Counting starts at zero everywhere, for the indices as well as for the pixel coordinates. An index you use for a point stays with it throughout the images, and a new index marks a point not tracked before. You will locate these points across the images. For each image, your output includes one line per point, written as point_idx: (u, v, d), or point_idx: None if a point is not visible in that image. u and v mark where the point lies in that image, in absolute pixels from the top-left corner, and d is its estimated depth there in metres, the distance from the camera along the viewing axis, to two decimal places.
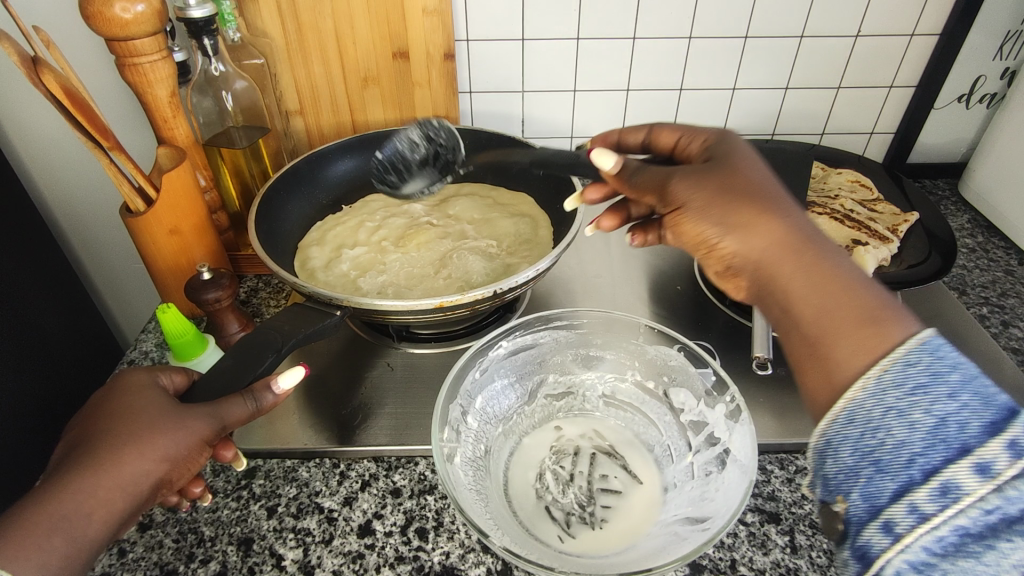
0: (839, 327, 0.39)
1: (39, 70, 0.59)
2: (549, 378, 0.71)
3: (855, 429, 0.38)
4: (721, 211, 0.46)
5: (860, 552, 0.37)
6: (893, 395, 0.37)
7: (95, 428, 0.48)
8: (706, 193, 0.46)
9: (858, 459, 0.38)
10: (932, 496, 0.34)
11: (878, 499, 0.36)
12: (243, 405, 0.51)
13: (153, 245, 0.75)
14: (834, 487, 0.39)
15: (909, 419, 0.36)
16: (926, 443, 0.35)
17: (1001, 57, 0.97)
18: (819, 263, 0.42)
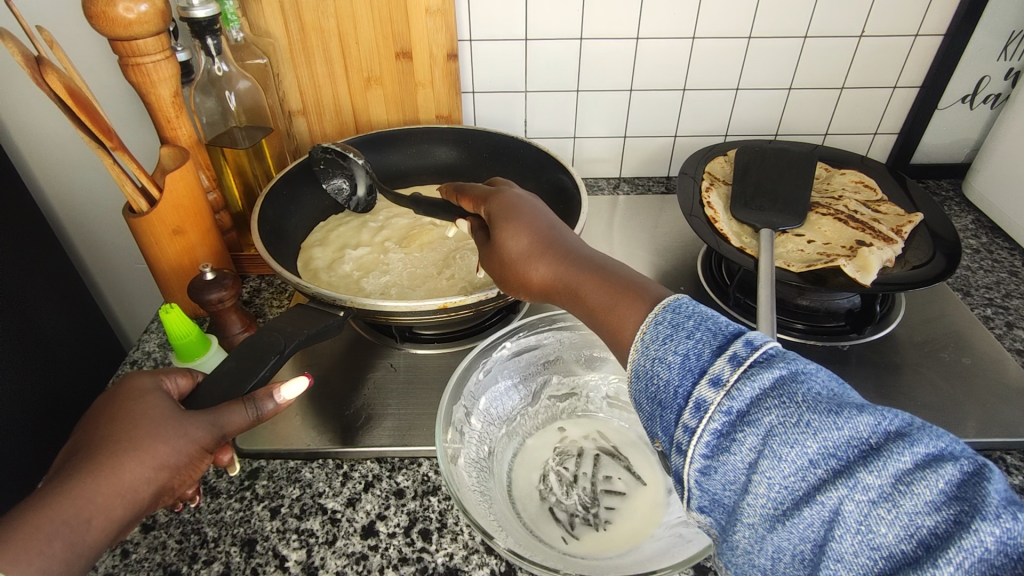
0: (610, 315, 0.45)
1: (42, 70, 0.59)
2: (553, 378, 0.71)
3: (640, 382, 0.40)
4: (508, 270, 0.54)
5: (675, 478, 0.39)
6: (654, 347, 0.40)
7: (97, 432, 0.47)
8: (494, 262, 0.56)
9: (652, 405, 0.39)
10: (692, 414, 0.37)
11: (670, 429, 0.38)
12: (244, 413, 0.51)
13: (154, 244, 0.75)
14: (647, 433, 0.40)
15: (667, 362, 0.39)
16: (681, 374, 0.38)
17: (1005, 57, 0.96)
18: (585, 273, 0.49)
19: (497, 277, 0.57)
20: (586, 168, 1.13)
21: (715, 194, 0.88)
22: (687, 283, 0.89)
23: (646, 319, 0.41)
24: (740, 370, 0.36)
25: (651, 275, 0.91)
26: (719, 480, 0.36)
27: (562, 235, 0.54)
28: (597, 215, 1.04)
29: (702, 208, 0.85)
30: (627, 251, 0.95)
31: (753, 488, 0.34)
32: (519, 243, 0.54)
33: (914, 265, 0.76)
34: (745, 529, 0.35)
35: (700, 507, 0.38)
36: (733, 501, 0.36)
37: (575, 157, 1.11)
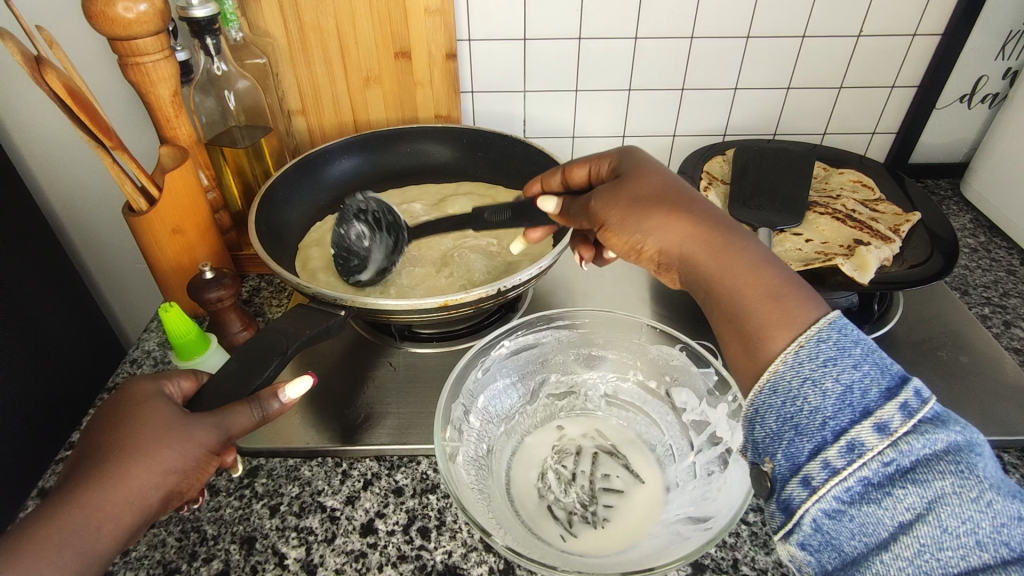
0: (756, 307, 0.44)
1: (42, 69, 0.59)
2: (551, 377, 0.71)
3: (777, 398, 0.41)
4: (635, 219, 0.52)
5: (785, 505, 0.41)
6: (809, 367, 0.41)
7: (102, 439, 0.48)
8: (619, 204, 0.53)
9: (782, 424, 0.41)
10: (841, 453, 0.38)
11: (798, 458, 0.40)
12: (249, 414, 0.52)
13: (155, 245, 0.75)
14: (760, 451, 0.42)
15: (821, 388, 0.40)
16: (836, 407, 0.39)
17: (1003, 57, 0.97)
18: (729, 247, 0.47)
19: (607, 224, 0.54)
20: None
21: (714, 193, 0.89)
22: None
23: (805, 333, 0.41)
24: (910, 423, 0.38)
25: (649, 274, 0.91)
26: (852, 528, 0.39)
27: (705, 208, 0.51)
28: None
29: None
30: None
31: (896, 548, 0.37)
32: (651, 201, 0.52)
33: (911, 264, 0.76)
34: None
35: (802, 543, 0.41)
36: (855, 548, 0.39)
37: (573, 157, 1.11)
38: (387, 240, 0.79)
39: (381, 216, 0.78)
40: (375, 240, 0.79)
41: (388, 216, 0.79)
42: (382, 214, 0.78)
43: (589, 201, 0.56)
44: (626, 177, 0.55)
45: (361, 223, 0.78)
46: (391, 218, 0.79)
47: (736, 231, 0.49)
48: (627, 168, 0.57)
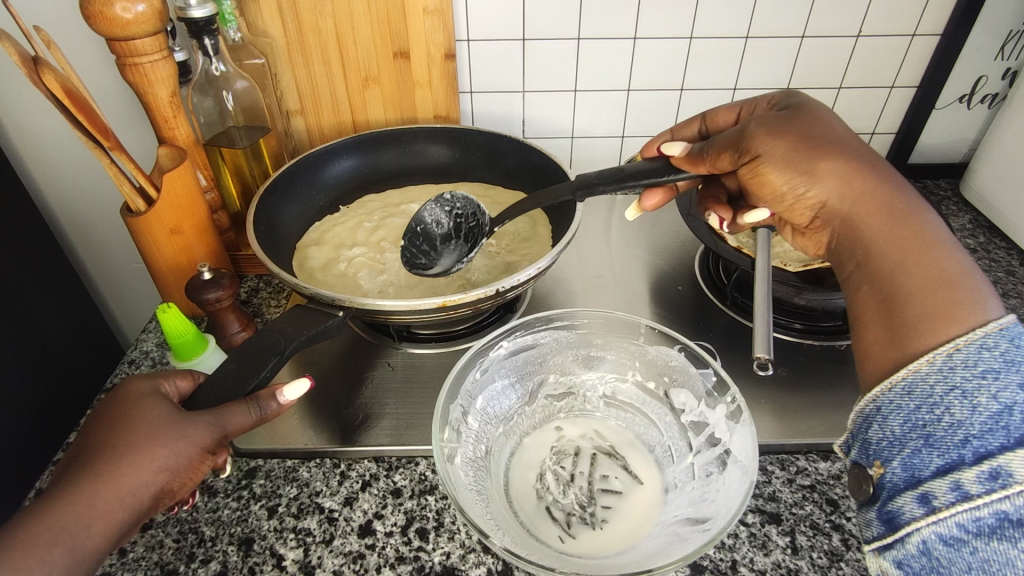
0: (918, 287, 0.47)
1: (39, 69, 0.59)
2: (549, 378, 0.71)
3: (912, 401, 0.45)
4: (807, 162, 0.56)
5: (892, 515, 0.45)
6: (961, 375, 0.43)
7: (96, 437, 0.48)
8: (787, 145, 0.57)
9: (911, 429, 0.45)
10: (980, 478, 0.40)
11: (921, 471, 0.43)
12: (247, 413, 0.51)
13: (152, 245, 0.75)
14: (881, 454, 0.46)
15: (973, 401, 0.42)
16: (984, 427, 0.41)
17: (1002, 56, 0.97)
18: (901, 216, 0.52)
19: (764, 161, 0.57)
20: (584, 168, 1.13)
21: None
22: (685, 283, 0.89)
23: (966, 334, 0.44)
24: None
25: (649, 274, 0.91)
26: (971, 556, 0.41)
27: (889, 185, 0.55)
28: (595, 213, 1.04)
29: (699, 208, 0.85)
30: (625, 251, 0.95)
31: None
32: (822, 152, 0.56)
33: None
34: None
35: (899, 559, 0.45)
36: None
37: (572, 157, 1.11)
38: (462, 245, 0.81)
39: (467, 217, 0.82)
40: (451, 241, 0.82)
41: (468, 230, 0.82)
42: (466, 226, 0.82)
43: (747, 131, 0.59)
44: (799, 122, 0.58)
45: (448, 212, 0.83)
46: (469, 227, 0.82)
47: (922, 208, 0.52)
48: (800, 110, 0.61)
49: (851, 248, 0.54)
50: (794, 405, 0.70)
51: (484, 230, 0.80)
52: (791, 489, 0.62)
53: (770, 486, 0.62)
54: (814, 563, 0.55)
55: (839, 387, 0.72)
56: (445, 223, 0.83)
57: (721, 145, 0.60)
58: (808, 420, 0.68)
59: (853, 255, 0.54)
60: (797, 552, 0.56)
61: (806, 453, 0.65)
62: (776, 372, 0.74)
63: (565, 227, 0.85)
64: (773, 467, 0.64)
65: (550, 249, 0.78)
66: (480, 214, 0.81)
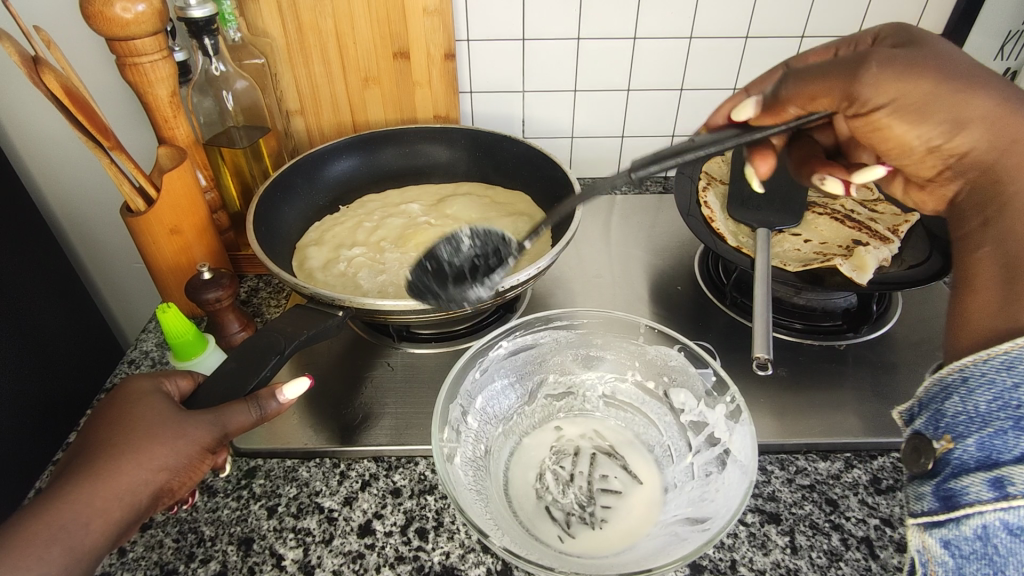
0: None
1: (39, 69, 0.59)
2: (549, 378, 0.71)
3: (1008, 377, 0.38)
4: (933, 107, 0.48)
5: (952, 494, 0.39)
6: None
7: (96, 436, 0.48)
8: (921, 88, 0.48)
9: (996, 407, 0.38)
10: None
11: (999, 454, 0.37)
12: (247, 412, 0.51)
13: (152, 245, 0.75)
14: (950, 425, 0.40)
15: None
16: None
17: (1002, 56, 0.96)
18: None
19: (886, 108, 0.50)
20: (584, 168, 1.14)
21: (712, 193, 0.88)
22: (685, 283, 0.89)
23: None
24: None
25: (649, 274, 0.91)
26: None
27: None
28: (595, 213, 1.04)
29: (699, 207, 0.84)
30: (625, 251, 0.96)
31: None
32: (960, 94, 0.48)
33: (911, 264, 0.76)
34: None
35: (947, 538, 0.40)
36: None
37: (572, 157, 1.12)
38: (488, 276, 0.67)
39: (497, 243, 0.70)
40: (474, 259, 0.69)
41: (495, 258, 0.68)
42: (493, 255, 0.69)
43: (859, 72, 0.49)
44: (927, 54, 0.49)
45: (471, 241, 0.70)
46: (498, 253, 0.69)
47: None
48: (920, 42, 0.51)
49: (1000, 211, 0.47)
50: (793, 405, 0.70)
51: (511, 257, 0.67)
52: (791, 489, 0.62)
53: (769, 486, 0.62)
54: (814, 563, 0.55)
55: (838, 387, 0.72)
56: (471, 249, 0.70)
57: (812, 92, 0.52)
58: (807, 421, 0.68)
59: (991, 215, 0.47)
60: (797, 552, 0.56)
61: (806, 453, 0.65)
62: (775, 372, 0.74)
63: (565, 226, 0.85)
64: (773, 467, 0.64)
65: (550, 249, 0.78)
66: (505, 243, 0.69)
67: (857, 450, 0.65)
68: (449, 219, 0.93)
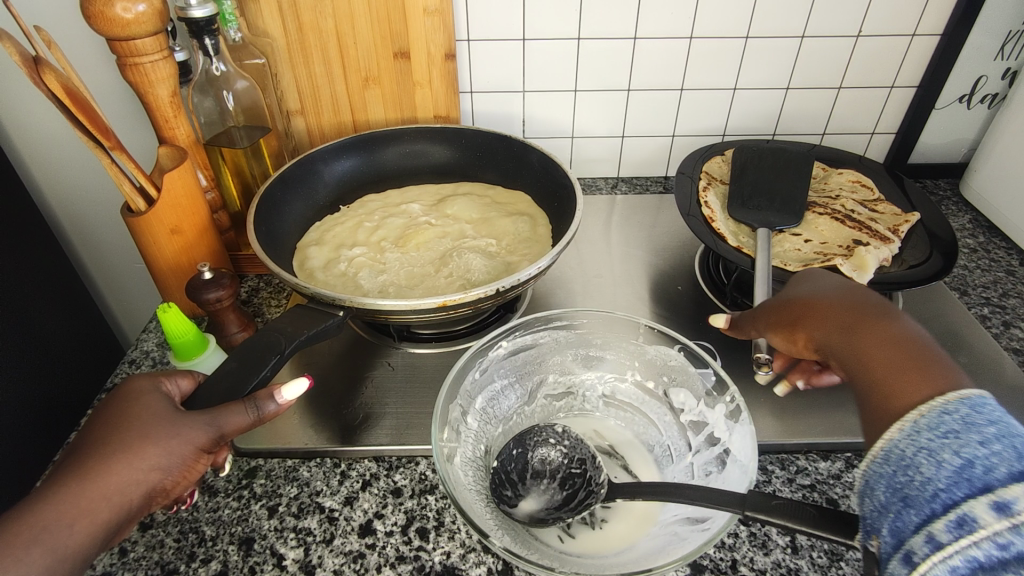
0: (887, 377, 0.45)
1: (40, 70, 0.59)
2: (549, 378, 0.71)
3: (888, 467, 0.39)
4: (791, 321, 0.57)
5: None
6: (927, 436, 0.38)
7: (91, 436, 0.48)
8: (774, 313, 0.59)
9: (890, 496, 0.38)
10: (948, 528, 0.34)
11: (903, 533, 0.36)
12: (244, 413, 0.51)
13: (153, 244, 0.75)
14: (866, 530, 0.39)
15: (938, 458, 0.37)
16: (952, 480, 0.35)
17: (1002, 57, 0.96)
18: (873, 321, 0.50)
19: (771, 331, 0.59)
20: (584, 168, 1.14)
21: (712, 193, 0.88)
22: (685, 283, 0.89)
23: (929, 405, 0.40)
24: None
25: (649, 274, 0.91)
26: None
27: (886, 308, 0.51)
28: (595, 213, 1.04)
29: (699, 208, 0.84)
30: (625, 251, 0.96)
31: None
32: (795, 306, 0.57)
33: (911, 264, 0.76)
34: None
35: None
36: None
37: (572, 158, 1.12)
38: (557, 493, 0.57)
39: (586, 457, 0.60)
40: (547, 487, 0.58)
41: (585, 484, 0.57)
42: (579, 479, 0.58)
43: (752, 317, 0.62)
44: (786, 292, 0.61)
45: (561, 446, 0.61)
46: (589, 475, 0.58)
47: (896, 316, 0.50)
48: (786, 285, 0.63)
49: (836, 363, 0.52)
50: (793, 405, 0.70)
51: (602, 491, 0.56)
52: (791, 489, 0.62)
53: (770, 486, 0.62)
54: (815, 563, 0.55)
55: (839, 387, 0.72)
56: (551, 466, 0.59)
57: (749, 321, 0.63)
58: (808, 420, 0.68)
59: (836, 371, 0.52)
60: (797, 552, 0.56)
61: (807, 452, 0.65)
62: None
63: (566, 227, 0.85)
64: (773, 466, 0.64)
65: (550, 249, 0.78)
66: (598, 480, 0.57)
67: (857, 450, 0.65)
68: (449, 219, 0.93)
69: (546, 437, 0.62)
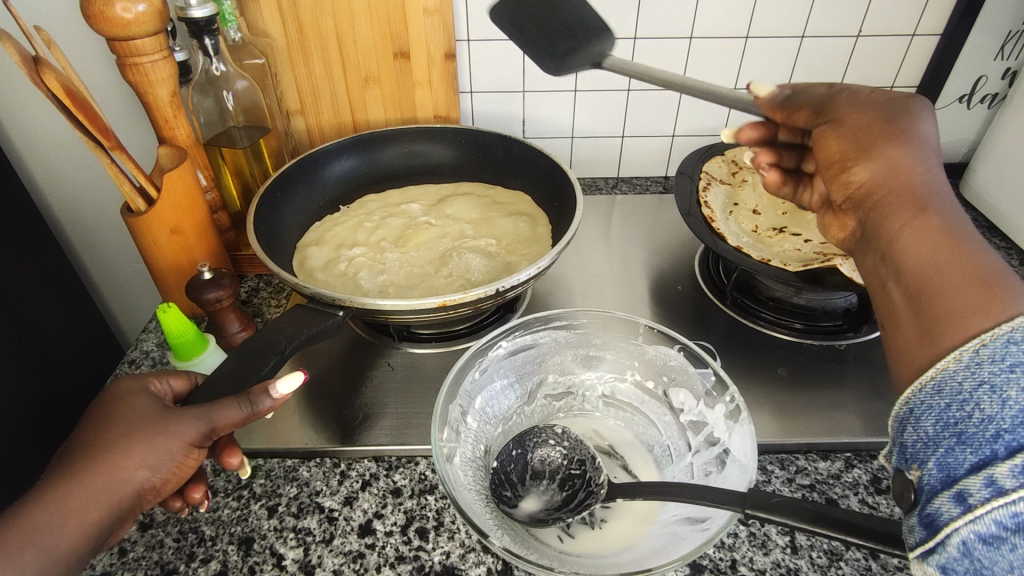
0: (944, 282, 0.38)
1: (39, 70, 0.59)
2: (549, 378, 0.71)
3: (940, 399, 0.36)
4: (860, 140, 0.47)
5: (929, 520, 0.36)
6: (989, 369, 0.34)
7: (85, 436, 0.48)
8: (853, 120, 0.48)
9: (941, 428, 0.36)
10: (1011, 473, 0.32)
11: (955, 470, 0.35)
12: (237, 409, 0.50)
13: (152, 245, 0.75)
14: (908, 455, 0.38)
15: (1003, 395, 0.34)
16: (1017, 421, 0.33)
17: (1002, 57, 0.97)
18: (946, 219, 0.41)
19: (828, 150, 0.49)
20: (584, 168, 1.14)
21: (712, 194, 0.88)
22: (685, 283, 0.89)
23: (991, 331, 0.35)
24: None
25: (649, 274, 0.91)
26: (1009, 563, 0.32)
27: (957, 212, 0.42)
28: (595, 213, 1.04)
29: (699, 208, 0.84)
30: (625, 251, 0.95)
31: None
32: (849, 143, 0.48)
33: None
34: None
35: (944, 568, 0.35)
36: None
37: (572, 157, 1.12)
38: (557, 495, 0.58)
39: (585, 458, 0.60)
40: (547, 486, 0.59)
41: (585, 485, 0.58)
42: (579, 479, 0.59)
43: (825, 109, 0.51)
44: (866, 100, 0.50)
45: (560, 447, 0.61)
46: (587, 476, 0.59)
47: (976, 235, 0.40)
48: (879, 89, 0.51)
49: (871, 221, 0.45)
50: (793, 405, 0.70)
51: (602, 490, 0.56)
52: (791, 489, 0.62)
53: (769, 486, 0.62)
54: (814, 563, 0.55)
55: (838, 388, 0.72)
56: (556, 463, 0.60)
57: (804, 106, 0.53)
58: (808, 420, 0.68)
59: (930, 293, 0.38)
60: (797, 552, 0.56)
61: (807, 452, 0.65)
62: (776, 373, 0.74)
63: (566, 227, 0.85)
64: (773, 467, 0.64)
65: (550, 249, 0.78)
66: (597, 479, 0.58)
67: (857, 450, 0.65)
68: (449, 219, 0.93)
69: (546, 438, 0.62)
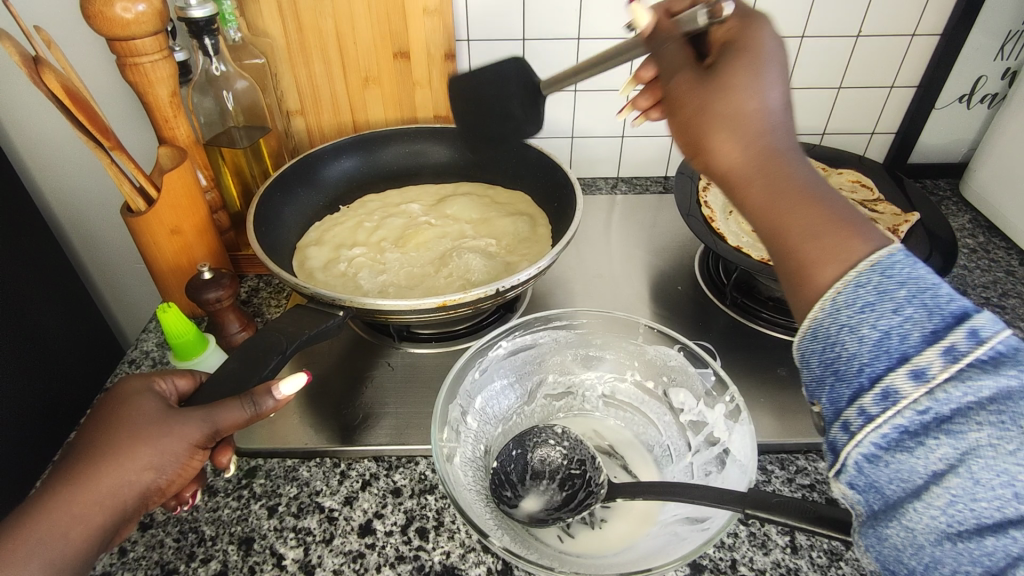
0: (810, 242, 0.37)
1: (39, 70, 0.59)
2: (549, 378, 0.71)
3: (817, 343, 0.37)
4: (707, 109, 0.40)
5: (831, 448, 0.37)
6: (847, 313, 0.35)
7: (86, 439, 0.48)
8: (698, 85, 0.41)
9: (824, 369, 0.37)
10: (875, 401, 0.34)
11: (839, 403, 0.36)
12: (240, 410, 0.50)
13: (153, 245, 0.75)
14: (807, 393, 0.39)
15: (858, 334, 0.35)
16: (874, 353, 0.34)
17: (1002, 57, 0.96)
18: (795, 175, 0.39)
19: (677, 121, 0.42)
20: (584, 168, 1.14)
21: (712, 194, 0.88)
22: (685, 282, 0.89)
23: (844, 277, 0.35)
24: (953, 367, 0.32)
25: (648, 274, 0.91)
26: (889, 474, 0.35)
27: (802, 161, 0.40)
28: (595, 213, 1.04)
29: (699, 208, 0.84)
30: (625, 251, 0.95)
31: (929, 498, 0.33)
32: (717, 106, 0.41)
33: None
34: (902, 529, 0.35)
35: (851, 484, 0.37)
36: (896, 495, 0.35)
37: (573, 157, 1.12)
38: (557, 495, 0.58)
39: (586, 458, 0.60)
40: (547, 486, 0.59)
41: (585, 484, 0.58)
42: (579, 479, 0.59)
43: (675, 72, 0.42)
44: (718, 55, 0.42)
45: (560, 447, 0.61)
46: (587, 476, 0.59)
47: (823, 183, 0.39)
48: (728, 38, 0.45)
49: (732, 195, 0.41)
50: (793, 405, 0.70)
51: (602, 491, 0.56)
52: (791, 489, 0.62)
53: (769, 486, 0.62)
54: (814, 563, 0.55)
55: None
56: (554, 462, 0.60)
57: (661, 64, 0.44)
58: (807, 420, 0.68)
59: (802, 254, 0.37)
60: (797, 552, 0.56)
61: (807, 452, 0.65)
62: (775, 372, 0.74)
63: (565, 227, 0.85)
64: (773, 466, 0.64)
65: (550, 249, 0.78)
66: (597, 480, 0.58)
67: None
68: (449, 219, 0.93)
69: (545, 438, 0.62)
